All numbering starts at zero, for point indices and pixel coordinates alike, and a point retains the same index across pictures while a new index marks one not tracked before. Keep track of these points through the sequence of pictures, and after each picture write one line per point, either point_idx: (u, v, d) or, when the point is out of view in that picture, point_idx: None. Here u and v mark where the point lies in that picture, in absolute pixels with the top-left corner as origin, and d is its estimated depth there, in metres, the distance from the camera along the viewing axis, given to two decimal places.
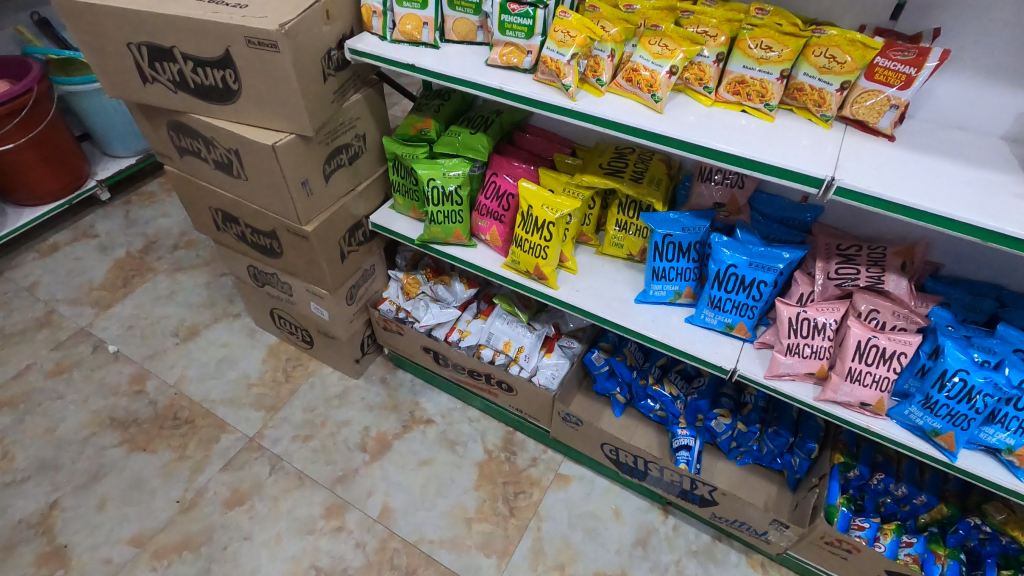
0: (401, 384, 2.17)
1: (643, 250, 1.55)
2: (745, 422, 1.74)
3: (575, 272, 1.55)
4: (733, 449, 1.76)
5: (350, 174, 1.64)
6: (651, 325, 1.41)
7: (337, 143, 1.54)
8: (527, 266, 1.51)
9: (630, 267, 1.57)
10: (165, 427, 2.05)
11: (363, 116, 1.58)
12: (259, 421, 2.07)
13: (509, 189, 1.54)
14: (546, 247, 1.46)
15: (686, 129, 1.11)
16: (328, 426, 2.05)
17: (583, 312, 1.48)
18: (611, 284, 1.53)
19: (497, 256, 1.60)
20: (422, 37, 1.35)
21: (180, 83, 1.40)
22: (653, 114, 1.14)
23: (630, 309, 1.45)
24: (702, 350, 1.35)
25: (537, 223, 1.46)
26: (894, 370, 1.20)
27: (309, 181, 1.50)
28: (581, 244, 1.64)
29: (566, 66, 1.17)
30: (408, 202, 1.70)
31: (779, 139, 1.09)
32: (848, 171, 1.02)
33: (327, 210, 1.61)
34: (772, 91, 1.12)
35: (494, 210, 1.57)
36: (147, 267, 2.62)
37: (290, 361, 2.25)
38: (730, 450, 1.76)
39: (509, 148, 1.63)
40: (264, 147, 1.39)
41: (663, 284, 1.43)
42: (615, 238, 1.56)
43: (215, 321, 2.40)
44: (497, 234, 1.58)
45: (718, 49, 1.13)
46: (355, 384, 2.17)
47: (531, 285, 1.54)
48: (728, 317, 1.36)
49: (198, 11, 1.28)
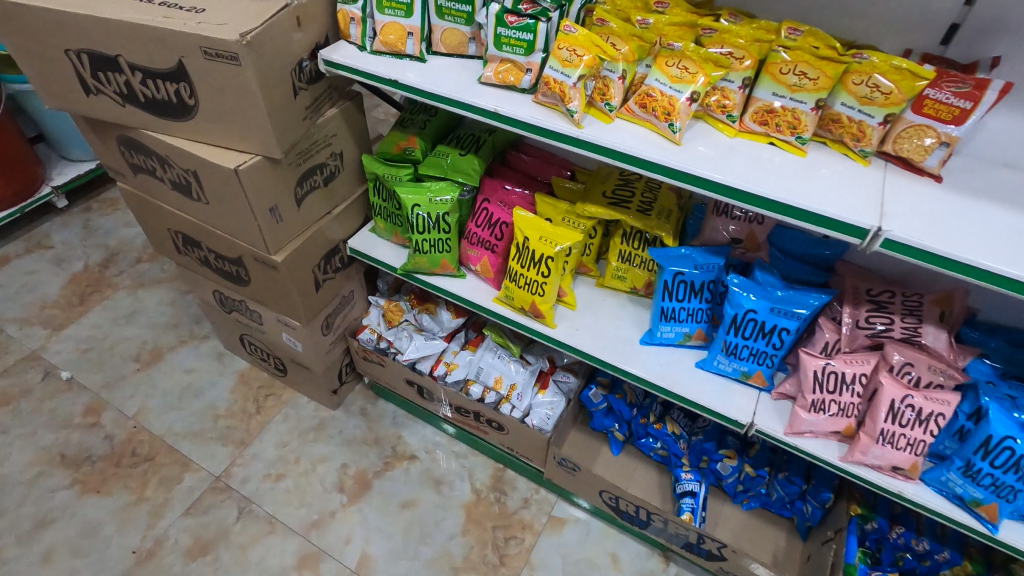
0: (382, 415, 2.02)
1: (649, 284, 1.44)
2: (749, 461, 1.64)
3: (575, 309, 1.43)
4: (738, 493, 1.65)
5: (325, 196, 1.48)
6: (660, 371, 1.30)
7: (310, 163, 1.38)
8: (522, 303, 1.37)
9: (633, 303, 1.45)
10: (121, 465, 1.87)
11: (340, 132, 1.43)
12: (226, 458, 1.90)
13: (502, 217, 1.39)
14: (544, 283, 1.32)
15: (708, 164, 0.98)
16: (302, 463, 1.89)
17: (584, 354, 1.36)
18: (614, 325, 1.40)
19: (489, 289, 1.46)
20: (406, 48, 1.20)
21: (128, 95, 1.22)
22: (672, 147, 1.00)
23: (635, 352, 1.34)
24: (716, 401, 1.24)
25: (534, 257, 1.32)
26: (930, 433, 1.08)
27: (278, 207, 1.34)
28: (580, 275, 1.51)
29: (571, 89, 1.03)
30: (390, 226, 1.54)
31: (814, 179, 0.96)
32: (896, 219, 0.89)
33: (302, 236, 1.46)
34: (805, 122, 0.98)
35: (486, 239, 1.42)
36: (107, 283, 2.43)
37: (261, 390, 2.09)
38: (736, 494, 1.65)
39: (502, 170, 1.48)
40: (226, 171, 1.22)
41: (672, 325, 1.30)
42: (617, 270, 1.44)
43: (180, 344, 2.22)
44: (488, 265, 1.43)
45: (745, 73, 0.99)
46: (332, 416, 2.01)
47: (527, 323, 1.40)
48: (744, 365, 1.24)
49: (146, 15, 1.10)
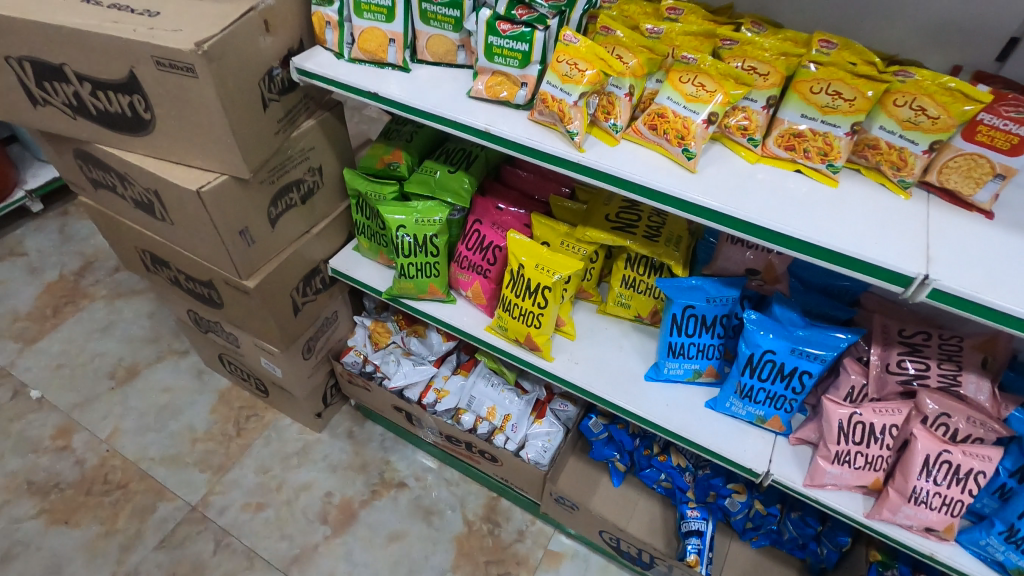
0: (370, 438, 1.91)
1: (655, 312, 1.32)
2: (760, 497, 1.52)
3: (574, 339, 1.32)
4: (747, 530, 1.54)
5: (303, 214, 1.36)
6: (667, 412, 1.19)
7: (285, 180, 1.26)
8: (517, 335, 1.25)
9: (637, 332, 1.34)
10: (91, 493, 1.77)
11: (318, 145, 1.30)
12: (204, 485, 1.80)
13: (495, 240, 1.27)
14: (541, 314, 1.20)
15: (728, 196, 0.86)
16: (285, 491, 1.79)
17: (583, 391, 1.25)
18: (616, 357, 1.29)
19: (481, 317, 1.35)
20: (388, 57, 1.08)
21: (78, 107, 1.10)
22: (686, 175, 0.88)
23: (639, 389, 1.23)
24: (728, 447, 1.13)
25: (529, 286, 1.20)
26: (969, 492, 0.97)
27: (249, 228, 1.22)
28: (580, 300, 1.39)
29: (572, 109, 0.91)
30: (375, 246, 1.42)
31: (848, 215, 0.84)
32: (945, 265, 0.77)
33: (277, 257, 1.34)
34: (838, 148, 0.86)
35: (478, 263, 1.30)
36: (82, 293, 2.31)
37: (242, 410, 1.98)
38: (744, 531, 1.54)
39: (495, 187, 1.35)
40: (188, 192, 1.10)
41: (681, 361, 1.19)
42: (620, 296, 1.33)
43: (158, 360, 2.11)
44: (480, 291, 1.31)
45: (770, 92, 0.88)
46: (317, 440, 1.91)
47: (522, 355, 1.28)
48: (760, 409, 1.13)
49: (91, 20, 0.98)
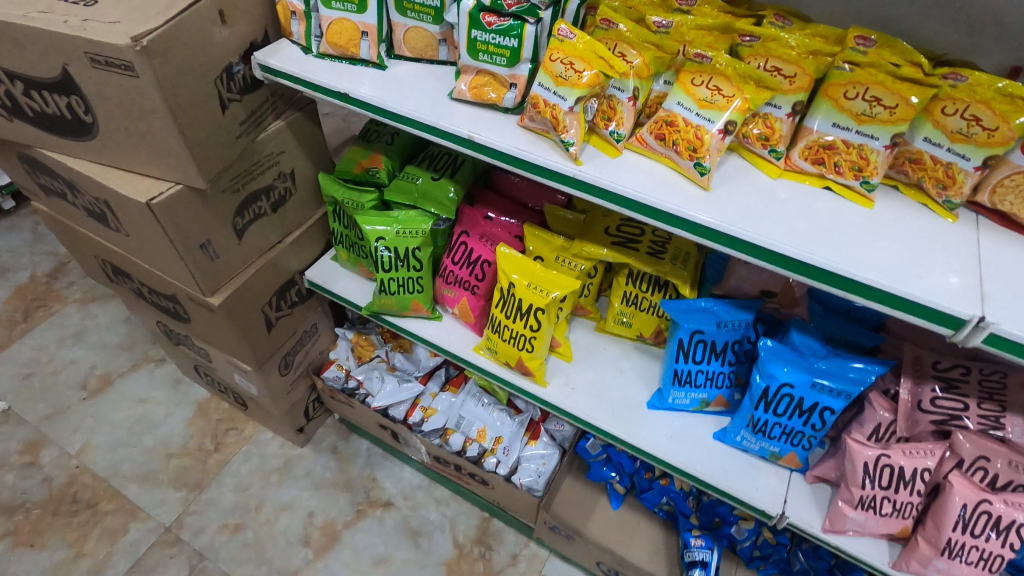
0: (355, 454, 1.81)
1: (658, 331, 1.21)
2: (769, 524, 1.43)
3: (570, 361, 1.21)
4: (754, 559, 1.44)
5: (273, 224, 1.24)
6: (672, 446, 1.08)
7: (252, 187, 1.14)
8: (508, 358, 1.14)
9: (639, 353, 1.23)
10: (59, 513, 1.67)
11: (288, 148, 1.18)
12: (179, 505, 1.70)
13: (483, 254, 1.16)
14: (534, 337, 1.09)
15: (747, 218, 0.74)
16: (264, 511, 1.69)
17: (580, 419, 1.14)
18: (616, 382, 1.18)
19: (469, 336, 1.23)
20: (360, 53, 0.95)
21: (13, 108, 0.98)
22: (698, 193, 0.77)
23: (641, 419, 1.12)
24: (738, 486, 1.03)
25: (521, 307, 1.09)
26: (1010, 546, 0.86)
27: (212, 242, 1.11)
28: (577, 316, 1.28)
29: (567, 116, 0.80)
30: (355, 257, 1.31)
31: (887, 242, 0.72)
32: (1003, 306, 0.66)
33: (245, 271, 1.22)
34: (875, 163, 0.74)
35: (465, 279, 1.18)
36: (55, 296, 2.19)
37: (221, 423, 1.88)
38: (751, 559, 1.44)
39: (485, 195, 1.23)
40: (138, 205, 0.98)
41: (687, 391, 1.09)
42: (621, 313, 1.22)
43: (133, 369, 2.00)
44: (468, 308, 1.19)
45: (796, 97, 0.76)
46: (299, 455, 1.81)
47: (513, 379, 1.17)
48: (774, 445, 1.02)
49: (17, 10, 0.86)
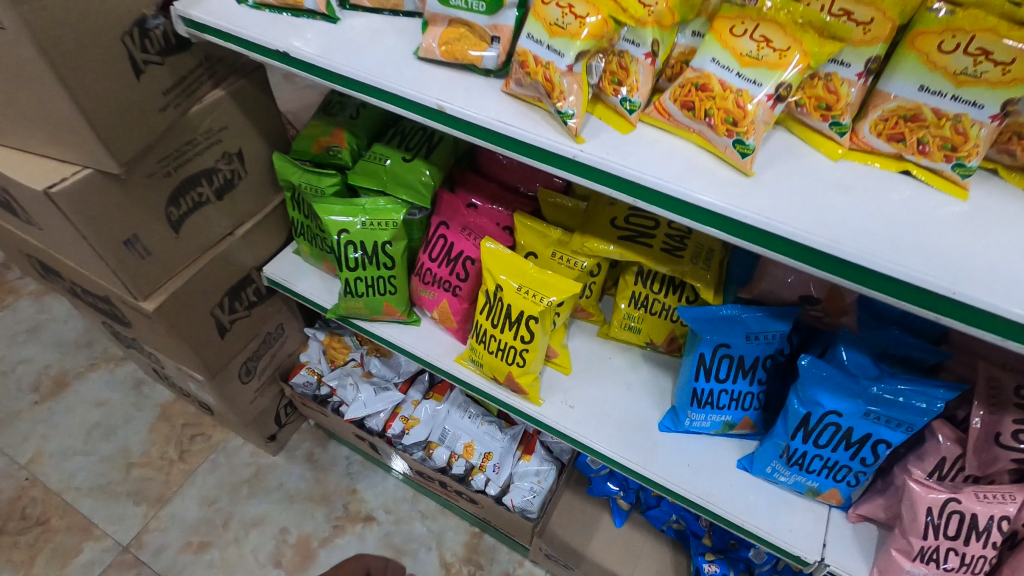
0: (333, 463, 1.65)
1: (671, 338, 1.04)
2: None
3: (570, 374, 1.04)
4: None
5: (220, 213, 1.05)
6: (690, 477, 0.91)
7: (188, 170, 0.95)
8: (495, 373, 0.96)
9: (648, 363, 1.06)
10: (6, 531, 1.51)
11: (232, 122, 0.99)
12: (138, 521, 1.54)
13: (465, 250, 0.97)
14: (526, 350, 0.92)
15: (804, 214, 0.55)
16: (232, 527, 1.54)
17: (580, 443, 0.97)
18: (622, 399, 1.01)
19: (451, 345, 1.06)
20: (304, 2, 0.76)
21: None
22: (737, 179, 0.58)
23: (653, 444, 0.95)
24: (769, 526, 0.87)
25: (509, 314, 0.91)
26: None
27: (139, 237, 0.92)
28: (577, 319, 1.11)
29: (564, 78, 0.61)
30: (318, 251, 1.13)
31: (993, 246, 0.54)
32: None
33: (186, 270, 1.03)
34: (977, 140, 0.55)
35: (445, 278, 1.00)
36: (7, 288, 2.01)
37: (187, 429, 1.71)
38: None
39: (468, 178, 1.04)
40: (37, 193, 0.80)
41: (707, 413, 0.92)
42: (627, 317, 1.05)
43: (90, 369, 1.83)
44: (449, 312, 1.02)
45: (871, 51, 0.57)
46: (272, 464, 1.65)
47: (502, 396, 1.00)
48: (813, 480, 0.86)
49: None
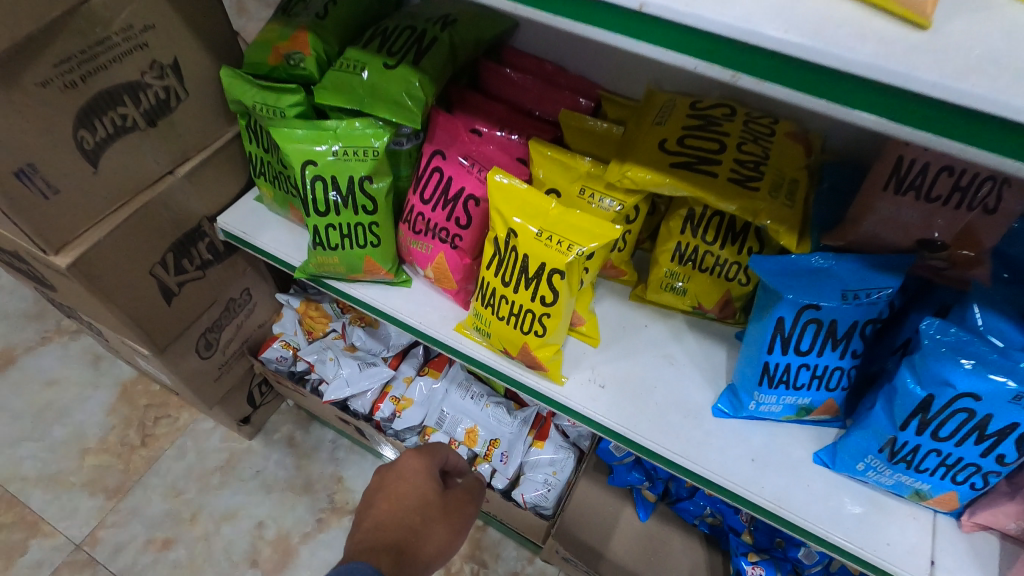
0: (317, 447, 1.46)
1: (724, 300, 0.83)
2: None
3: (598, 347, 0.83)
4: None
5: (154, 144, 0.83)
6: (756, 476, 0.72)
7: (101, 81, 0.72)
8: (506, 346, 0.76)
9: (694, 333, 0.85)
10: None
11: (160, 21, 0.76)
12: (93, 515, 1.35)
13: (467, 187, 0.75)
14: (546, 314, 0.71)
15: (982, 64, 0.35)
16: (200, 522, 1.35)
17: (612, 432, 0.78)
18: (665, 378, 0.81)
19: (449, 311, 0.85)
20: None
21: None
22: (908, 26, 0.37)
23: (707, 434, 0.76)
24: (859, 539, 0.68)
25: (525, 268, 0.70)
26: None
27: (39, 168, 0.70)
28: (604, 279, 0.90)
29: None
30: (283, 195, 0.91)
31: None
32: None
33: (112, 216, 0.81)
34: None
35: (442, 225, 0.78)
36: None
37: (151, 410, 1.51)
38: None
39: (470, 98, 0.82)
40: None
41: (779, 395, 0.72)
42: (670, 275, 0.84)
43: (41, 344, 1.62)
44: (446, 269, 0.81)
45: None
46: (247, 449, 1.46)
47: (514, 373, 0.80)
48: (923, 481, 0.66)
49: None
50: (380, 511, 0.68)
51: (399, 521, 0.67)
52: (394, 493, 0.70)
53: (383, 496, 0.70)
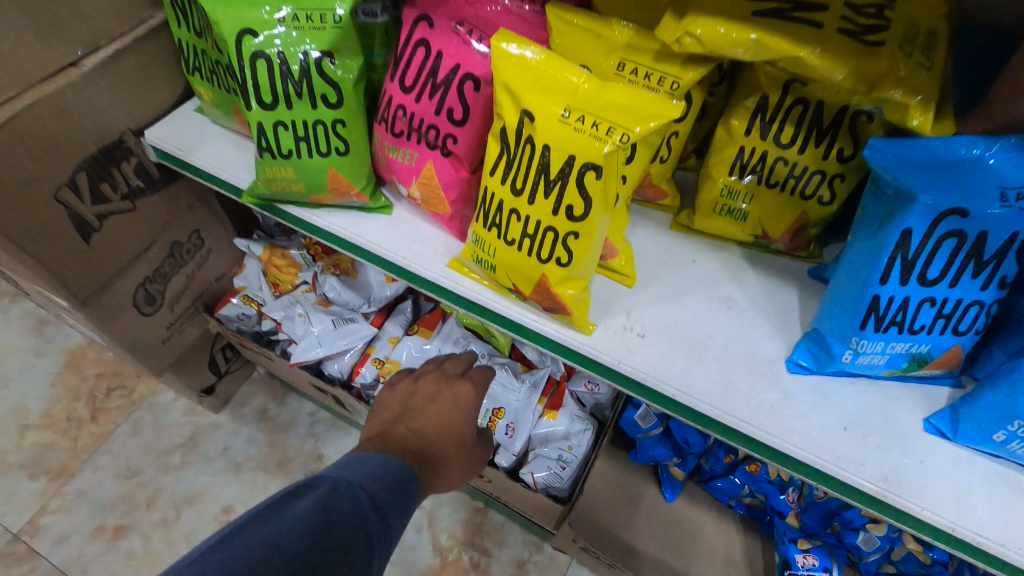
0: (293, 421, 1.28)
1: (799, 225, 0.64)
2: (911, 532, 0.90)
3: (635, 288, 0.64)
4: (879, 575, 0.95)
5: (42, 19, 0.62)
6: (851, 451, 0.54)
7: None
8: (516, 281, 0.57)
9: (755, 269, 0.66)
10: None
11: None
12: (34, 500, 1.17)
13: (463, 64, 0.56)
14: (572, 232, 0.51)
15: None
16: (158, 507, 1.17)
17: (656, 395, 0.60)
18: (724, 325, 0.62)
19: (441, 243, 0.66)
20: None
21: None
22: None
23: (781, 396, 0.57)
24: (1000, 534, 0.50)
25: (543, 168, 0.50)
26: None
27: None
28: (637, 204, 0.71)
29: None
30: (224, 97, 0.71)
31: None
32: None
33: None
34: None
35: (430, 121, 0.59)
36: None
37: (103, 381, 1.32)
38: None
39: None
40: None
41: (886, 343, 0.53)
42: (727, 193, 0.64)
43: None
44: (437, 184, 0.61)
45: None
46: (213, 424, 1.27)
47: (527, 319, 0.61)
48: None
49: None
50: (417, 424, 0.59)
51: (438, 442, 0.58)
52: (438, 412, 0.61)
53: (424, 410, 0.61)
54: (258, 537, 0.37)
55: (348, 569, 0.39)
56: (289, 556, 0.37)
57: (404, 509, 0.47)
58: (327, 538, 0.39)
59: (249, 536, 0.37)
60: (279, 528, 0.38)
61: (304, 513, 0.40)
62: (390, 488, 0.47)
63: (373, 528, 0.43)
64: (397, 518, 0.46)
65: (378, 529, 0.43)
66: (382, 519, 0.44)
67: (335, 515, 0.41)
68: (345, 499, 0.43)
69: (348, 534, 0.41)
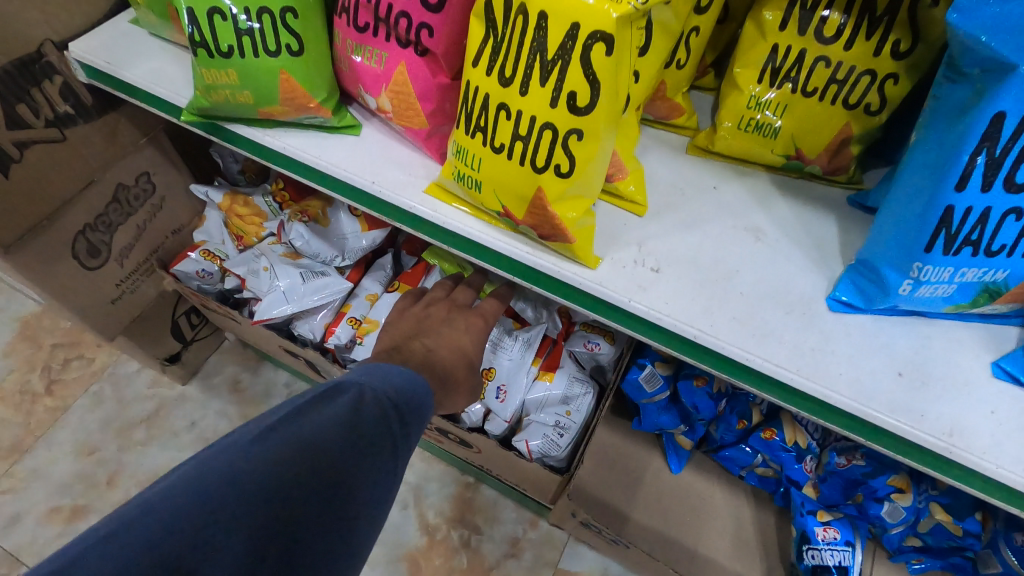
0: (267, 392, 1.18)
1: (841, 142, 0.54)
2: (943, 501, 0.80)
3: (646, 217, 0.55)
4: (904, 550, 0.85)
5: None
6: (910, 400, 0.45)
7: None
8: (507, 201, 0.47)
9: (786, 197, 0.57)
10: None
11: None
12: None
13: None
14: (577, 131, 0.42)
15: None
16: (119, 485, 1.07)
17: (674, 339, 0.50)
18: (752, 258, 0.52)
19: (417, 167, 0.56)
20: None
21: None
22: None
23: (823, 337, 0.48)
24: None
25: (538, 49, 0.41)
26: None
27: None
28: (646, 126, 0.61)
29: None
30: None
31: None
32: None
33: None
34: None
35: (398, 8, 0.48)
36: None
37: (60, 351, 1.22)
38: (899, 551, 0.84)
39: None
40: None
41: (955, 268, 0.44)
42: (756, 105, 0.55)
43: None
44: (410, 89, 0.51)
45: None
46: (181, 396, 1.17)
47: (519, 251, 0.51)
48: None
49: None
50: (431, 345, 0.60)
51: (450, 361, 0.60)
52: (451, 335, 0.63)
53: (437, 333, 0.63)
54: (297, 435, 0.34)
55: (378, 473, 0.37)
56: (326, 459, 0.34)
57: (421, 422, 0.44)
58: (360, 442, 0.37)
59: (282, 433, 0.34)
60: (312, 427, 0.35)
61: (338, 414, 0.37)
62: (414, 401, 0.44)
63: (398, 438, 0.40)
64: (417, 429, 0.43)
65: (402, 437, 0.41)
66: (405, 430, 0.42)
67: (364, 420, 0.38)
68: (375, 409, 0.40)
69: (377, 441, 0.38)
